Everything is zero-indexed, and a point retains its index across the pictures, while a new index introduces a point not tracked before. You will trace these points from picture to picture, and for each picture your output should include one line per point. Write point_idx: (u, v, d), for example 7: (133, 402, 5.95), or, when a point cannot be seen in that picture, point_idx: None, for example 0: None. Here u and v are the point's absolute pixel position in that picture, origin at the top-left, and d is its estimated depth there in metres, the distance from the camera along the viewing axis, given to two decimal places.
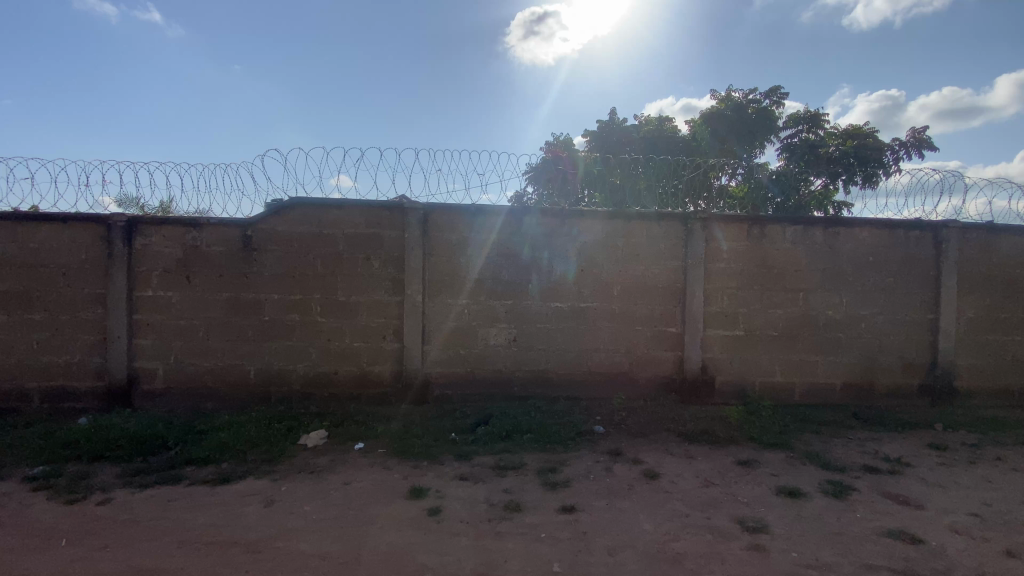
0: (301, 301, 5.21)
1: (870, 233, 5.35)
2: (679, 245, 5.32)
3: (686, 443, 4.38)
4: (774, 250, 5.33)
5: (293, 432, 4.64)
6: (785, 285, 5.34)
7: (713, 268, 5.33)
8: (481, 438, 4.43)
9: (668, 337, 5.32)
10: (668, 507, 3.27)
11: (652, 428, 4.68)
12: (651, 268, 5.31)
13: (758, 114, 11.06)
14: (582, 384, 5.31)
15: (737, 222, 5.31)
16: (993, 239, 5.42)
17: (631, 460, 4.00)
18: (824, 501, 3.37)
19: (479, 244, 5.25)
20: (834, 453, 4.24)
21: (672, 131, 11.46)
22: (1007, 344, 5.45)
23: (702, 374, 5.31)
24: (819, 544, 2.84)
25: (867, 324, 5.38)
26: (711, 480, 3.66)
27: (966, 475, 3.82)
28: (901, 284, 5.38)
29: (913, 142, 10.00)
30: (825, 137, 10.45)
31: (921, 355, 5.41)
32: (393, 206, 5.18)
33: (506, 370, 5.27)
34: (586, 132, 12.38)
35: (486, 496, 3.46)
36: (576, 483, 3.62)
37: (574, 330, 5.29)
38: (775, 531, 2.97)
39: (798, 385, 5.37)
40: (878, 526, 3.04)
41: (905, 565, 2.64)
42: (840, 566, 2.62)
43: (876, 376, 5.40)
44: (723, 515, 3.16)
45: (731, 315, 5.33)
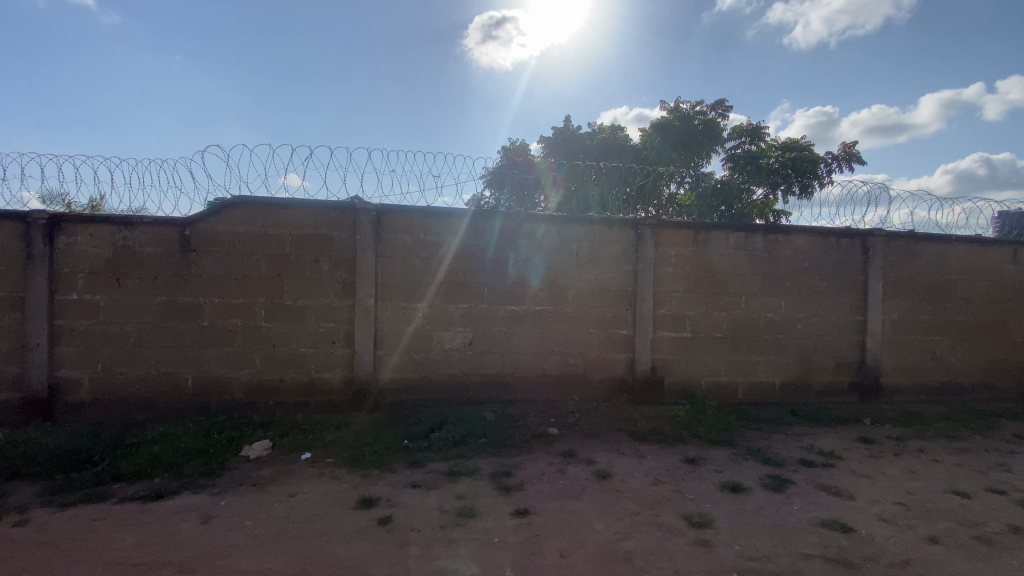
0: (245, 306, 4.97)
1: (806, 240, 5.68)
2: (630, 249, 5.45)
3: (637, 443, 4.49)
4: (719, 255, 5.56)
5: (235, 443, 4.41)
6: (730, 289, 5.58)
7: (663, 272, 5.50)
8: (435, 444, 4.37)
9: (620, 339, 5.43)
10: (620, 506, 3.32)
11: (604, 429, 4.76)
12: (604, 272, 5.42)
13: (704, 125, 11.56)
14: (536, 387, 5.33)
15: (685, 228, 5.50)
16: (913, 247, 5.87)
17: (584, 461, 4.05)
18: (764, 494, 3.53)
19: (434, 247, 5.19)
20: (774, 449, 4.45)
21: (625, 140, 11.77)
22: (926, 343, 5.92)
23: (653, 375, 5.46)
24: (760, 536, 2.96)
25: (803, 325, 5.70)
26: (661, 479, 3.76)
27: (891, 466, 4.11)
28: (834, 288, 5.74)
29: (843, 155, 10.72)
30: (765, 149, 11.04)
31: (852, 354, 5.79)
32: (344, 206, 5.03)
33: (461, 375, 5.23)
34: (542, 138, 12.53)
35: (439, 503, 3.41)
36: (529, 486, 3.62)
37: (529, 333, 5.32)
38: (720, 525, 3.08)
39: (741, 384, 5.62)
40: (813, 517, 3.21)
41: (838, 554, 2.79)
42: (779, 557, 2.74)
43: (812, 374, 5.73)
44: (671, 512, 3.25)
45: (680, 318, 5.51)
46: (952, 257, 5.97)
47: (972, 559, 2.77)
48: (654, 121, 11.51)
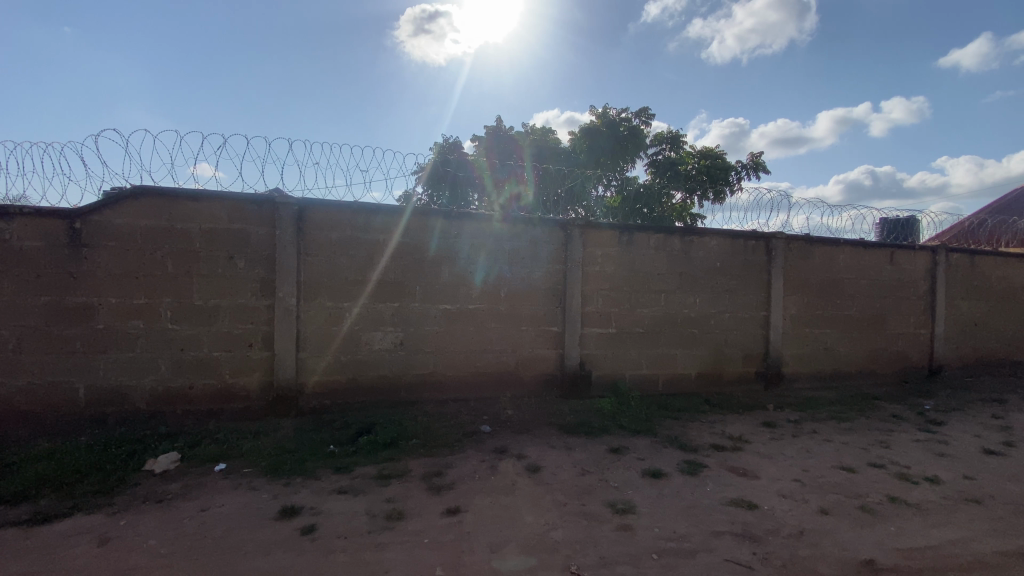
0: (147, 307, 4.55)
1: (718, 241, 6.13)
2: (560, 249, 5.60)
3: (566, 436, 4.62)
4: (642, 256, 5.86)
5: (137, 457, 4.03)
6: (651, 287, 5.90)
7: (590, 271, 5.70)
8: (363, 448, 4.24)
9: (551, 336, 5.57)
10: (549, 498, 3.42)
11: (535, 424, 4.86)
12: (535, 271, 5.52)
13: (629, 131, 12.11)
14: (469, 386, 5.33)
15: (610, 229, 5.74)
16: (808, 249, 6.51)
17: (514, 457, 4.11)
18: (681, 479, 3.77)
19: (362, 244, 5.03)
20: (690, 435, 4.77)
21: (557, 141, 12.07)
22: (820, 335, 6.60)
23: (581, 370, 5.65)
24: (677, 517, 3.17)
25: (716, 321, 6.15)
26: (588, 469, 3.90)
27: (791, 447, 4.54)
28: (742, 286, 6.24)
29: (751, 165, 11.66)
30: (683, 156, 11.76)
31: (758, 346, 6.32)
32: (262, 200, 4.75)
33: (391, 376, 5.11)
34: (475, 136, 12.55)
35: (367, 507, 3.32)
36: (460, 484, 3.62)
37: (462, 331, 5.31)
38: (641, 510, 3.25)
39: (661, 377, 5.96)
40: (723, 497, 3.49)
41: (744, 529, 3.05)
42: (692, 536, 2.95)
43: (723, 366, 6.19)
44: (596, 500, 3.39)
45: (606, 315, 5.75)
46: (840, 258, 6.68)
47: (854, 525, 3.13)
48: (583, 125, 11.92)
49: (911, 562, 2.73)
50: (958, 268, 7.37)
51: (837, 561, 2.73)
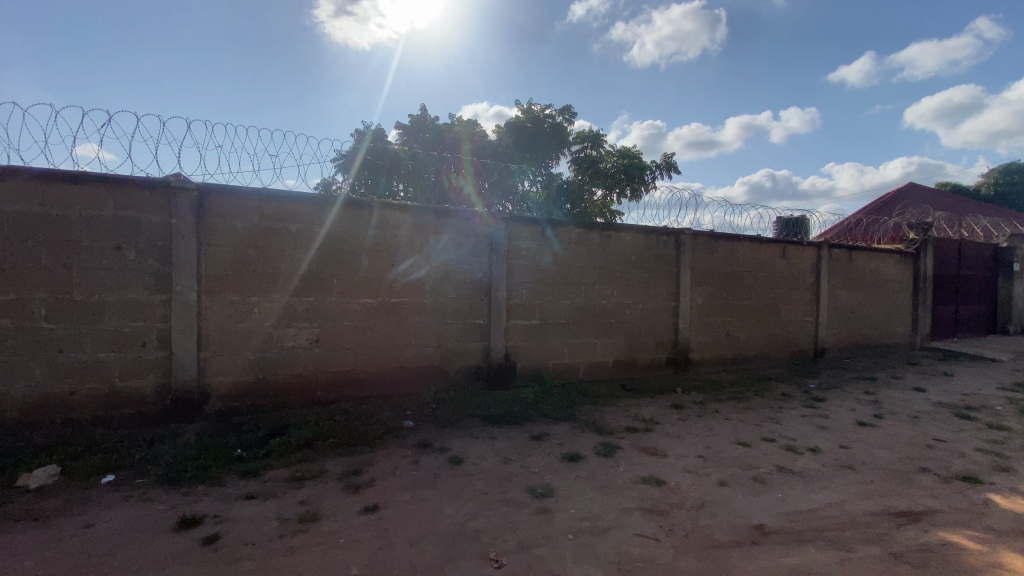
0: (17, 303, 4.01)
1: (633, 236, 6.45)
2: (484, 242, 5.61)
3: (489, 426, 4.67)
4: (563, 249, 6.02)
5: (5, 473, 3.55)
6: (572, 279, 6.09)
7: (515, 264, 5.77)
8: (275, 451, 4.02)
9: (476, 329, 5.57)
10: (470, 488, 3.44)
11: (459, 416, 4.86)
12: (459, 264, 5.49)
13: (553, 128, 12.45)
14: (391, 381, 5.22)
15: (534, 223, 5.84)
16: (713, 244, 7.04)
17: (437, 450, 4.08)
18: (597, 461, 3.95)
19: (273, 234, 4.74)
20: (607, 419, 5.00)
21: (483, 134, 12.07)
22: (723, 323, 7.17)
23: (506, 361, 5.72)
24: (592, 497, 3.32)
25: (631, 311, 6.49)
26: (509, 457, 3.97)
27: (696, 426, 4.91)
28: (654, 278, 6.62)
29: (664, 165, 12.37)
30: (604, 155, 12.23)
31: (669, 335, 6.76)
32: (155, 185, 4.32)
33: (306, 374, 4.88)
34: (398, 125, 12.21)
35: (278, 512, 3.15)
36: (380, 481, 3.55)
37: (384, 326, 5.17)
38: (559, 493, 3.37)
39: (582, 365, 6.19)
40: (635, 475, 3.70)
41: (652, 504, 3.25)
42: (606, 514, 3.11)
43: (638, 353, 6.55)
44: (516, 487, 3.46)
45: (529, 306, 5.85)
46: (740, 252, 7.28)
47: (747, 494, 3.45)
48: (509, 120, 12.06)
49: (793, 523, 3.06)
50: (838, 262, 8.31)
51: (731, 527, 2.99)
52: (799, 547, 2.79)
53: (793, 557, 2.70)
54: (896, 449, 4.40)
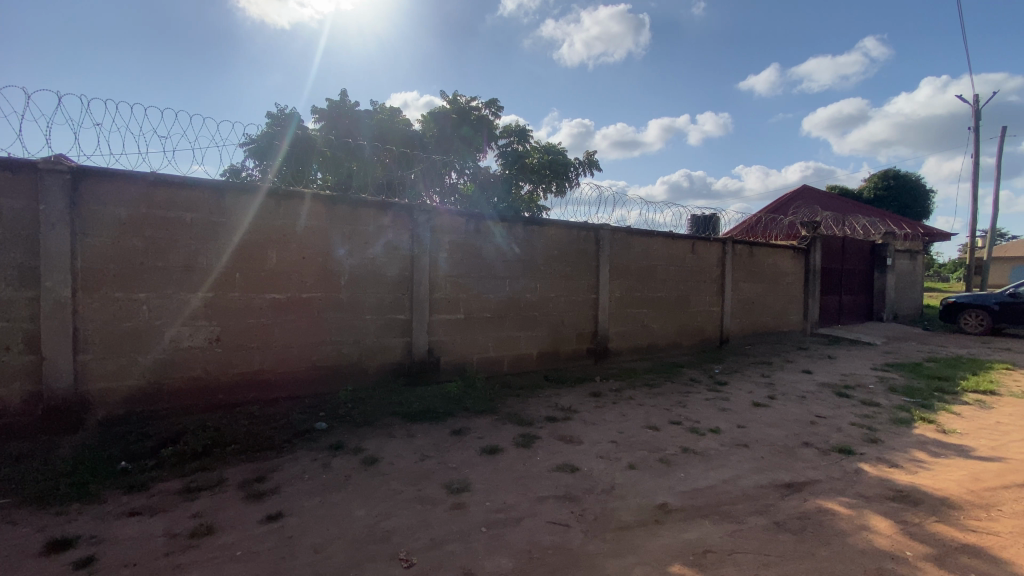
0: None
1: (556, 231, 6.56)
2: (405, 235, 5.44)
3: (408, 423, 4.57)
4: (487, 243, 6.00)
5: None
6: (496, 274, 6.09)
7: (437, 257, 5.65)
8: (167, 461, 3.68)
9: (396, 324, 5.41)
10: (385, 488, 3.35)
11: (377, 415, 4.71)
12: (379, 257, 5.29)
13: (478, 119, 12.58)
14: (303, 381, 4.95)
15: (457, 216, 5.75)
16: (630, 239, 7.34)
17: (351, 451, 3.93)
18: (515, 452, 3.99)
19: (164, 224, 4.30)
20: (528, 410, 5.08)
21: (407, 123, 11.78)
22: (639, 315, 7.53)
23: (428, 356, 5.61)
24: (508, 489, 3.35)
25: (554, 304, 6.62)
26: (427, 454, 3.90)
27: (611, 413, 5.11)
28: (576, 272, 6.79)
29: (587, 162, 12.76)
30: (529, 150, 12.40)
31: (589, 326, 6.98)
32: (16, 164, 3.77)
33: (206, 376, 4.51)
34: (316, 110, 11.59)
35: (166, 527, 2.88)
36: (286, 487, 3.35)
37: (295, 323, 4.88)
38: (475, 487, 3.36)
39: (506, 357, 6.23)
40: (551, 464, 3.78)
41: (565, 491, 3.34)
42: (520, 504, 3.15)
43: (560, 345, 6.71)
44: (432, 483, 3.41)
45: (453, 301, 5.78)
46: (655, 248, 7.66)
47: (654, 475, 3.64)
48: (435, 109, 11.99)
49: (693, 501, 3.27)
50: (741, 257, 8.98)
51: (638, 508, 3.14)
52: (697, 523, 2.98)
53: (691, 532, 2.88)
54: (786, 426, 4.85)
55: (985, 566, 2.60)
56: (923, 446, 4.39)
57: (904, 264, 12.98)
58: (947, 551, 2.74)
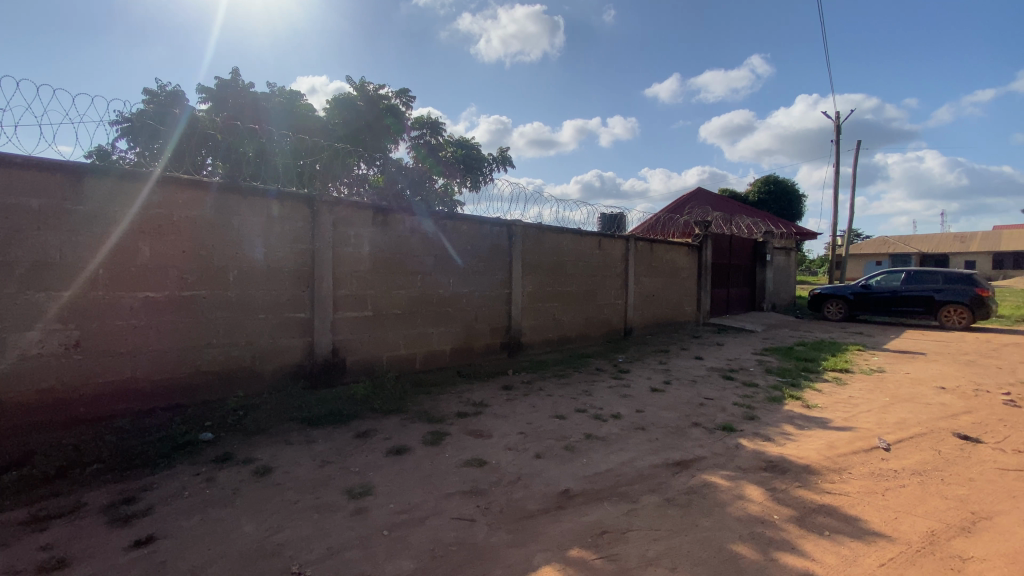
0: None
1: (468, 226, 6.53)
2: (305, 228, 5.10)
3: (308, 428, 4.32)
4: (396, 237, 5.81)
5: None
6: (406, 269, 5.92)
7: (341, 253, 5.36)
8: (9, 489, 3.15)
9: (295, 324, 5.08)
10: (278, 498, 3.13)
11: (273, 422, 4.39)
12: (274, 251, 4.92)
13: (387, 110, 12.27)
14: (186, 389, 4.49)
15: (362, 208, 5.49)
16: (541, 235, 7.51)
17: (241, 462, 3.63)
18: (423, 450, 3.91)
19: (4, 212, 3.67)
20: (438, 407, 5.01)
21: (309, 109, 11.14)
22: (549, 309, 7.74)
23: (333, 357, 5.33)
24: (413, 488, 3.28)
25: (466, 299, 6.59)
26: (328, 459, 3.71)
27: (521, 405, 5.20)
28: (488, 268, 6.81)
29: (501, 158, 12.87)
30: (442, 144, 12.29)
31: (502, 321, 7.05)
32: None
33: (63, 389, 3.93)
34: (205, 89, 10.55)
35: (4, 565, 2.46)
36: (161, 507, 3.01)
37: (175, 325, 4.41)
38: (378, 490, 3.25)
39: (417, 355, 6.10)
40: (459, 460, 3.76)
41: (472, 486, 3.34)
42: (425, 503, 3.09)
43: (473, 340, 6.70)
44: (332, 490, 3.24)
45: (360, 298, 5.53)
46: (565, 244, 7.91)
47: (559, 463, 3.76)
48: (340, 97, 11.53)
49: (593, 484, 3.42)
50: (643, 253, 9.56)
51: (541, 496, 3.22)
52: (596, 505, 3.12)
53: (590, 515, 3.01)
54: (679, 409, 5.24)
55: (836, 523, 2.99)
56: (791, 421, 4.96)
57: (781, 260, 14.58)
58: (807, 512, 3.12)
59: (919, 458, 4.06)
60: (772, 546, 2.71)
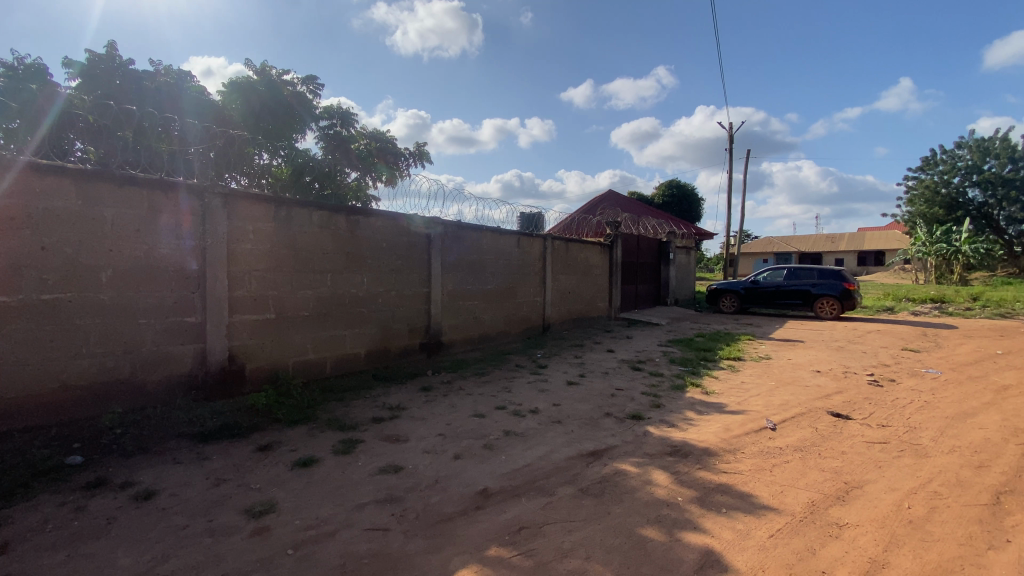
0: None
1: (383, 222, 6.29)
2: (194, 222, 4.61)
3: (201, 445, 3.92)
4: (302, 233, 5.45)
5: None
6: (314, 267, 5.58)
7: (238, 250, 4.92)
8: None
9: (184, 329, 4.57)
10: (163, 525, 2.80)
11: (157, 440, 3.93)
12: (157, 248, 4.40)
13: (292, 97, 11.58)
14: (46, 407, 3.88)
15: (262, 202, 5.08)
16: (460, 232, 7.44)
17: (117, 488, 3.20)
18: (333, 461, 3.70)
19: None
20: (351, 414, 4.78)
21: (201, 91, 10.19)
22: (469, 307, 7.70)
23: (230, 365, 4.89)
24: (323, 501, 3.10)
25: (382, 299, 6.35)
26: (224, 477, 3.39)
27: (440, 406, 5.11)
28: (405, 265, 6.62)
29: (417, 153, 12.60)
30: (354, 135, 11.81)
31: (421, 320, 6.88)
32: None
33: None
34: (71, 62, 9.25)
35: None
36: (11, 546, 2.57)
37: (29, 333, 3.79)
38: (283, 506, 3.02)
39: (327, 359, 5.78)
40: (372, 468, 3.61)
41: (387, 494, 3.21)
42: (335, 516, 2.93)
43: (389, 341, 6.48)
44: (228, 510, 2.96)
45: (260, 299, 5.12)
46: (484, 241, 7.90)
47: (478, 462, 3.74)
48: (237, 82, 10.70)
49: (511, 481, 3.44)
50: (559, 251, 9.82)
51: (459, 498, 3.17)
52: (514, 502, 3.14)
53: (508, 512, 3.02)
54: (592, 401, 5.44)
55: (731, 500, 3.25)
56: (693, 407, 5.35)
57: (683, 258, 15.73)
58: (706, 491, 3.36)
59: (800, 435, 4.55)
60: (677, 527, 2.89)
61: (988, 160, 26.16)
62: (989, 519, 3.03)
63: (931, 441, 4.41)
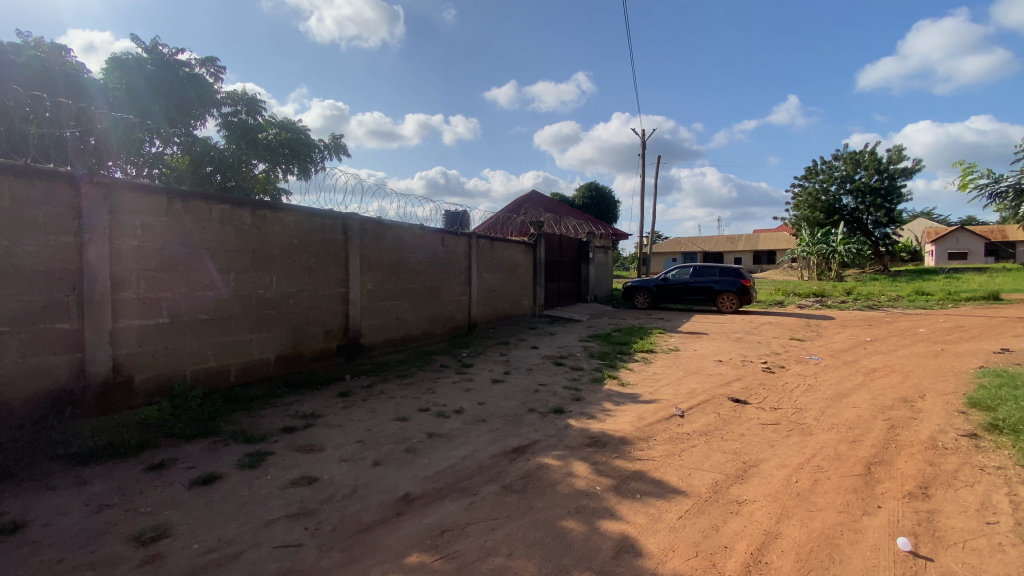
0: None
1: (295, 218, 5.94)
2: (69, 215, 4.06)
3: (79, 468, 3.46)
4: (201, 229, 4.99)
5: None
6: (215, 266, 5.14)
7: (122, 246, 4.40)
8: None
9: (55, 337, 4.00)
10: (29, 561, 2.43)
11: (21, 465, 3.40)
12: (20, 244, 3.84)
13: (189, 80, 10.58)
14: None
15: (152, 194, 4.58)
16: (381, 229, 7.20)
17: None
18: (238, 476, 3.43)
19: None
20: (259, 424, 4.46)
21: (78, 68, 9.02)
22: (391, 306, 7.48)
23: (114, 376, 4.36)
24: (226, 520, 2.86)
25: (295, 300, 5.99)
26: (107, 503, 3.01)
27: (358, 411, 4.91)
28: (321, 264, 6.30)
29: (333, 146, 12.04)
30: (262, 124, 11.04)
31: (338, 322, 6.58)
32: None
33: None
34: None
35: None
36: None
37: None
38: (179, 530, 2.75)
39: (232, 366, 5.35)
40: (283, 481, 3.38)
41: (299, 507, 3.03)
42: (241, 536, 2.71)
43: (303, 345, 6.13)
44: (113, 539, 2.64)
45: (151, 302, 4.61)
46: (406, 239, 7.71)
47: (399, 467, 3.64)
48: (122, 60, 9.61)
49: (433, 484, 3.38)
50: (483, 249, 9.83)
51: (379, 506, 3.07)
52: (437, 505, 3.09)
53: (430, 516, 2.97)
54: (516, 397, 5.51)
55: (644, 486, 3.44)
56: (610, 399, 5.59)
57: (602, 257, 16.40)
58: (622, 479, 3.53)
59: (706, 421, 4.92)
60: (595, 516, 3.00)
61: (858, 171, 29.87)
62: (861, 487, 3.46)
63: (815, 420, 4.96)
